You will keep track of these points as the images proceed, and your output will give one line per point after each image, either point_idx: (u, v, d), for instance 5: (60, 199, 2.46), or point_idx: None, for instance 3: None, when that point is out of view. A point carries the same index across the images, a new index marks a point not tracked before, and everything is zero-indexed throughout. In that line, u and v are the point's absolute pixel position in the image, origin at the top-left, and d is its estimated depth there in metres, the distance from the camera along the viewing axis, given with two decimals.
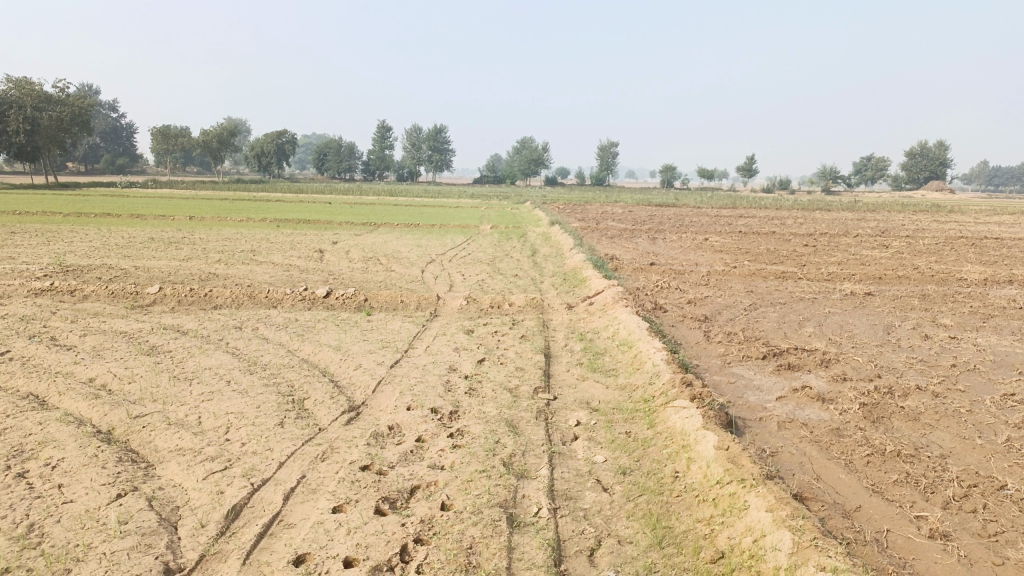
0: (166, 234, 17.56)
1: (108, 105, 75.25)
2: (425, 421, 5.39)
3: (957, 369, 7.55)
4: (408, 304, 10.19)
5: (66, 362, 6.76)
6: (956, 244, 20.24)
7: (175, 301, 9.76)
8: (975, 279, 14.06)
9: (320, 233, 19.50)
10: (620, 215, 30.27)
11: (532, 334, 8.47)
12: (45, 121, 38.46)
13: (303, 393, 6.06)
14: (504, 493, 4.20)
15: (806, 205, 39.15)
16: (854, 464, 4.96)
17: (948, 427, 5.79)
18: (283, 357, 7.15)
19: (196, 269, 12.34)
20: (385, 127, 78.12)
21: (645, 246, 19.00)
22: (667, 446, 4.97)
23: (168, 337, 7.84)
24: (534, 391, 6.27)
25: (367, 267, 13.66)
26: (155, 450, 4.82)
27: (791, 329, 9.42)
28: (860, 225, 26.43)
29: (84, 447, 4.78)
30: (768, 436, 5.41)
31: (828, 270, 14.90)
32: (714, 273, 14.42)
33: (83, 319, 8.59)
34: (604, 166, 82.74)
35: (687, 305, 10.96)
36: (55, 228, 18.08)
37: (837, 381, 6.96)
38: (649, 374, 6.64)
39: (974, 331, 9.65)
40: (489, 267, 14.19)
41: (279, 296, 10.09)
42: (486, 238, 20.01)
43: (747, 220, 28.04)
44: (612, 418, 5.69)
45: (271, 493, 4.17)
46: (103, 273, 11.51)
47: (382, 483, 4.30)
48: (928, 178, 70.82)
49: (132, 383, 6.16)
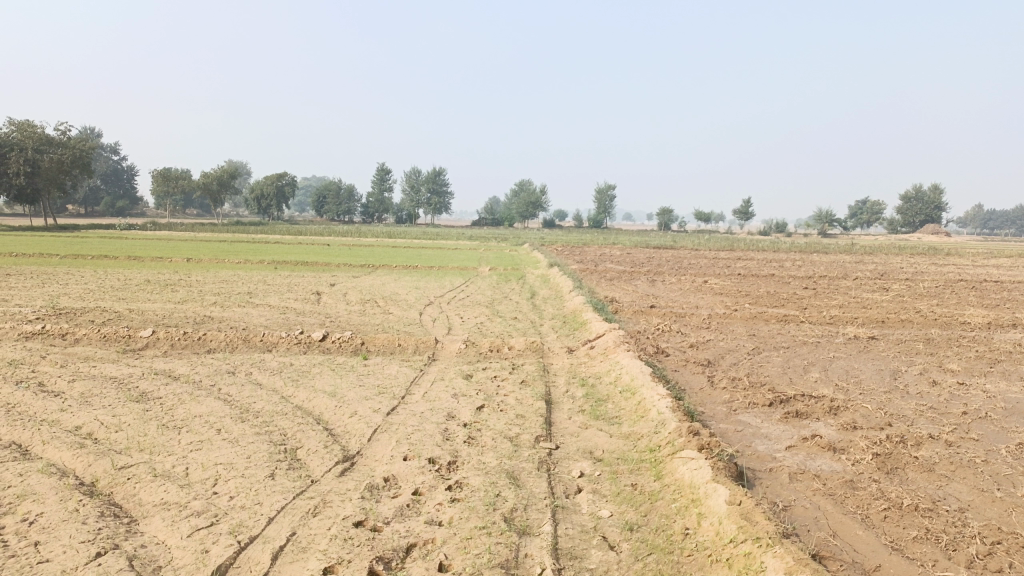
0: (162, 276, 17.41)
1: (110, 148, 75.85)
2: (423, 472, 5.18)
3: (969, 417, 7.34)
4: (406, 347, 10.01)
5: (51, 410, 6.53)
6: (956, 287, 20.17)
7: (167, 345, 9.56)
8: (979, 323, 13.91)
9: (317, 275, 19.37)
10: (618, 257, 30.26)
11: (532, 380, 8.27)
12: (45, 163, 38.60)
13: (297, 442, 5.85)
14: (506, 552, 3.98)
15: (804, 247, 39.24)
16: (871, 519, 4.74)
17: (965, 478, 5.58)
18: (276, 404, 6.94)
19: (191, 312, 12.18)
20: (384, 169, 78.75)
21: (645, 288, 18.89)
22: (675, 500, 4.76)
23: (158, 383, 7.63)
24: (535, 440, 6.06)
25: (364, 309, 13.51)
26: (139, 504, 4.61)
27: (796, 374, 9.22)
28: (858, 268, 26.44)
29: (65, 501, 4.56)
30: (779, 488, 5.20)
31: (830, 313, 14.75)
32: (715, 316, 14.28)
33: (73, 364, 8.39)
34: (602, 209, 83.28)
35: (689, 349, 10.78)
36: (51, 270, 17.96)
37: (847, 429, 6.75)
38: (654, 422, 6.43)
39: (983, 377, 9.46)
40: (488, 310, 14.05)
41: (274, 340, 9.90)
42: (484, 280, 19.89)
43: (745, 263, 28.03)
44: (617, 469, 5.48)
45: (259, 552, 3.95)
46: (96, 316, 11.34)
47: (377, 541, 4.08)
48: (924, 222, 71.28)
49: (119, 432, 5.95)
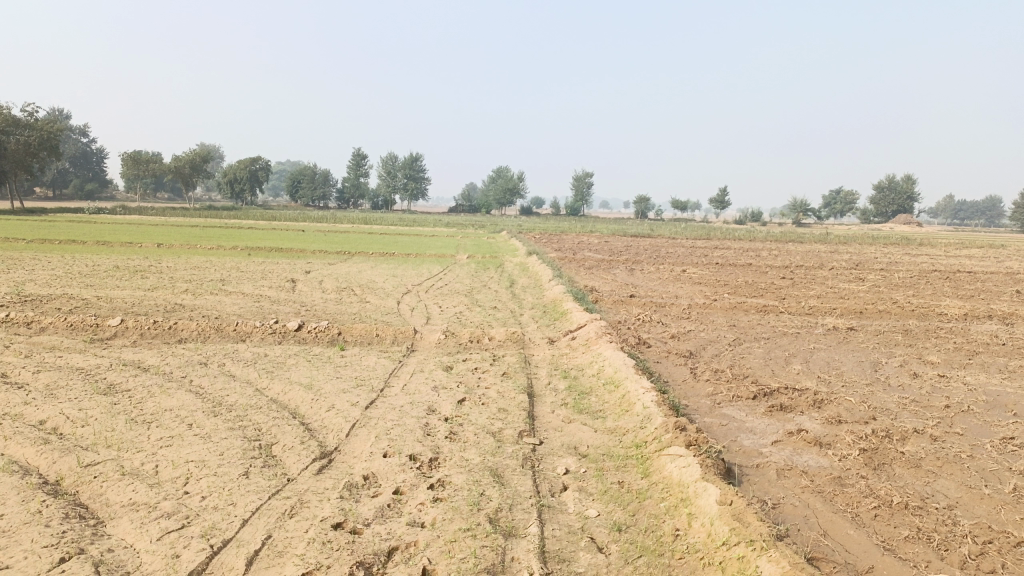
0: (133, 262, 16.98)
1: (81, 131, 74.40)
2: (403, 470, 5.01)
3: (951, 411, 7.30)
4: (384, 338, 9.81)
5: (15, 403, 6.27)
6: (930, 278, 20.30)
7: (137, 335, 9.27)
8: (955, 314, 13.96)
9: (292, 262, 19.04)
10: (596, 246, 30.14)
11: (513, 372, 8.13)
12: (12, 145, 37.64)
13: (272, 438, 5.65)
14: (491, 556, 3.84)
15: (780, 236, 39.46)
16: (861, 517, 4.66)
17: (952, 474, 5.53)
18: (250, 397, 6.73)
19: (162, 300, 11.85)
20: (360, 154, 77.94)
21: (624, 277, 18.80)
22: (664, 499, 4.65)
23: (128, 374, 7.38)
24: (519, 436, 5.91)
25: (341, 298, 13.27)
26: (106, 505, 4.40)
27: (778, 366, 9.16)
28: (834, 258, 26.60)
29: (27, 502, 4.33)
30: (767, 486, 5.11)
31: (809, 304, 14.73)
32: (696, 306, 14.21)
33: (38, 354, 8.09)
34: (579, 197, 83.16)
35: (671, 340, 10.69)
36: (17, 255, 17.48)
37: (831, 423, 6.68)
38: (639, 417, 6.30)
39: (962, 369, 9.45)
40: (467, 299, 13.87)
41: (248, 330, 9.66)
42: (462, 268, 19.70)
43: (723, 252, 28.08)
44: (603, 466, 5.36)
45: (233, 557, 3.78)
46: (63, 303, 10.99)
47: (357, 545, 3.91)
48: (896, 213, 72.06)
49: (85, 426, 5.71)
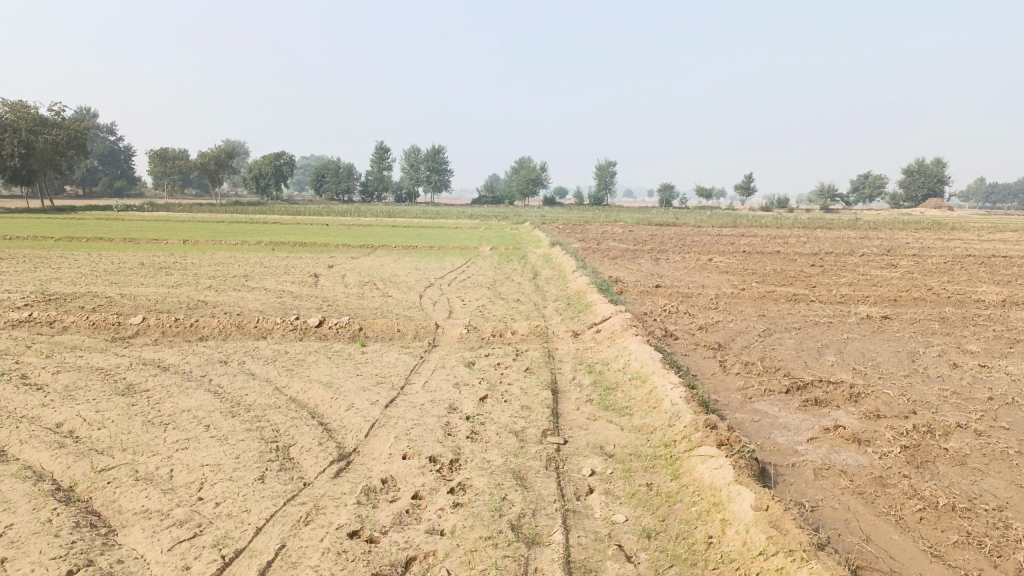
0: (156, 259, 16.99)
1: (107, 129, 75.32)
2: (423, 473, 4.84)
3: (995, 403, 6.98)
4: (405, 333, 9.66)
5: (33, 405, 6.20)
6: (965, 263, 19.76)
7: (158, 333, 9.21)
8: (993, 301, 13.50)
9: (315, 256, 18.95)
10: (621, 235, 29.77)
11: (537, 367, 7.92)
12: (40, 144, 38.01)
13: (289, 439, 5.51)
14: (514, 567, 3.65)
15: (808, 223, 38.76)
16: (905, 521, 4.40)
17: (1000, 472, 5.24)
18: (269, 396, 6.60)
19: (184, 297, 11.79)
20: (383, 147, 78.02)
21: (649, 268, 18.48)
22: (696, 504, 4.43)
23: (147, 374, 7.28)
24: (543, 435, 5.72)
25: (362, 292, 13.16)
26: (118, 512, 4.28)
27: (811, 357, 8.87)
28: (865, 243, 26.04)
29: (38, 511, 4.21)
30: (805, 487, 4.88)
31: (840, 292, 14.34)
32: (724, 295, 13.89)
33: (59, 354, 8.03)
34: (603, 186, 82.50)
35: (699, 332, 10.41)
36: (44, 254, 17.58)
37: (869, 418, 6.40)
38: (668, 414, 6.07)
39: (1004, 359, 9.08)
40: (490, 291, 13.68)
41: (269, 326, 9.54)
42: (485, 260, 19.47)
43: (749, 240, 27.65)
44: (631, 467, 5.15)
45: (246, 568, 3.64)
46: (86, 302, 10.97)
47: (374, 555, 3.74)
48: (926, 196, 70.64)
49: (101, 429, 5.61)
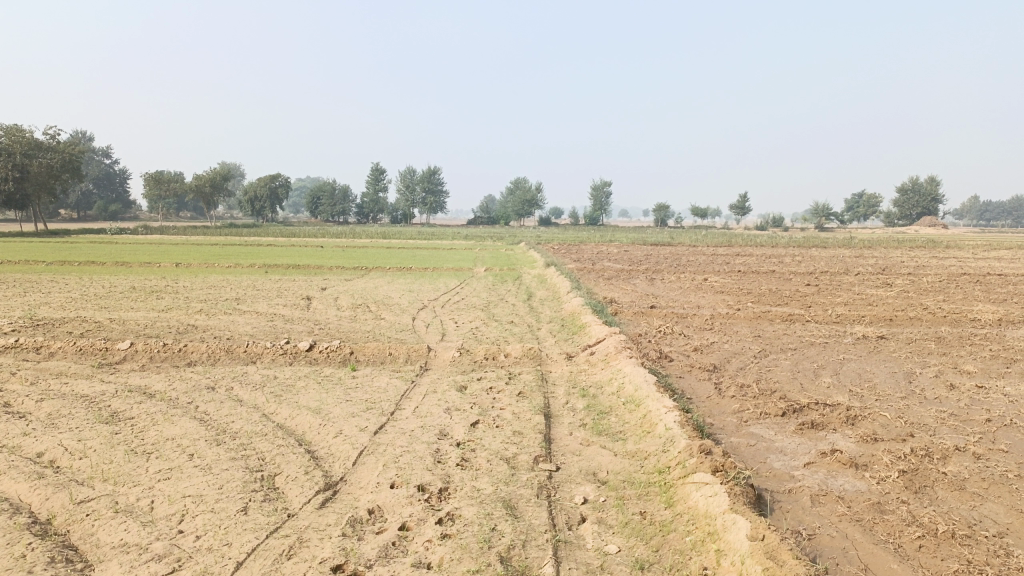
0: (148, 283, 16.88)
1: (104, 153, 75.44)
2: (411, 503, 4.72)
3: (993, 425, 6.89)
4: (397, 357, 9.55)
5: (14, 434, 6.07)
6: (961, 281, 19.74)
7: (146, 358, 9.09)
8: (989, 320, 13.45)
9: (308, 278, 18.86)
10: (616, 255, 29.77)
11: (529, 391, 7.81)
12: (34, 168, 37.97)
13: (275, 468, 5.39)
14: None
15: (803, 242, 38.82)
16: (905, 549, 4.29)
17: (1000, 497, 5.14)
18: (256, 423, 6.48)
19: (174, 321, 11.66)
20: (378, 169, 78.22)
21: (644, 288, 18.43)
22: (690, 533, 4.32)
23: (132, 401, 7.16)
24: (534, 462, 5.61)
25: (355, 315, 13.06)
26: (95, 546, 4.15)
27: (807, 379, 8.77)
28: (860, 262, 26.07)
29: (12, 546, 4.09)
30: (802, 514, 4.77)
31: (836, 311, 14.28)
32: (719, 316, 13.81)
33: (43, 381, 7.91)
34: (598, 206, 82.73)
35: (693, 353, 10.32)
36: (34, 278, 17.46)
37: (866, 442, 6.30)
38: (662, 439, 5.96)
39: (1001, 379, 8.99)
40: (484, 313, 13.59)
41: (259, 351, 9.44)
42: (479, 282, 19.41)
43: (745, 259, 27.66)
44: (624, 494, 5.04)
45: None
46: (74, 327, 10.84)
47: None
48: (921, 214, 70.95)
49: (82, 459, 5.48)
